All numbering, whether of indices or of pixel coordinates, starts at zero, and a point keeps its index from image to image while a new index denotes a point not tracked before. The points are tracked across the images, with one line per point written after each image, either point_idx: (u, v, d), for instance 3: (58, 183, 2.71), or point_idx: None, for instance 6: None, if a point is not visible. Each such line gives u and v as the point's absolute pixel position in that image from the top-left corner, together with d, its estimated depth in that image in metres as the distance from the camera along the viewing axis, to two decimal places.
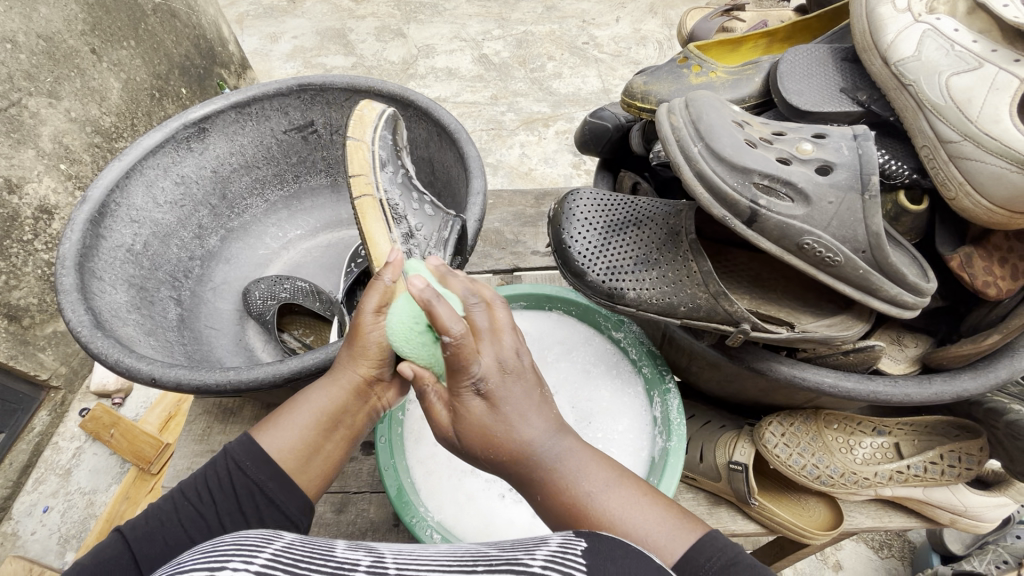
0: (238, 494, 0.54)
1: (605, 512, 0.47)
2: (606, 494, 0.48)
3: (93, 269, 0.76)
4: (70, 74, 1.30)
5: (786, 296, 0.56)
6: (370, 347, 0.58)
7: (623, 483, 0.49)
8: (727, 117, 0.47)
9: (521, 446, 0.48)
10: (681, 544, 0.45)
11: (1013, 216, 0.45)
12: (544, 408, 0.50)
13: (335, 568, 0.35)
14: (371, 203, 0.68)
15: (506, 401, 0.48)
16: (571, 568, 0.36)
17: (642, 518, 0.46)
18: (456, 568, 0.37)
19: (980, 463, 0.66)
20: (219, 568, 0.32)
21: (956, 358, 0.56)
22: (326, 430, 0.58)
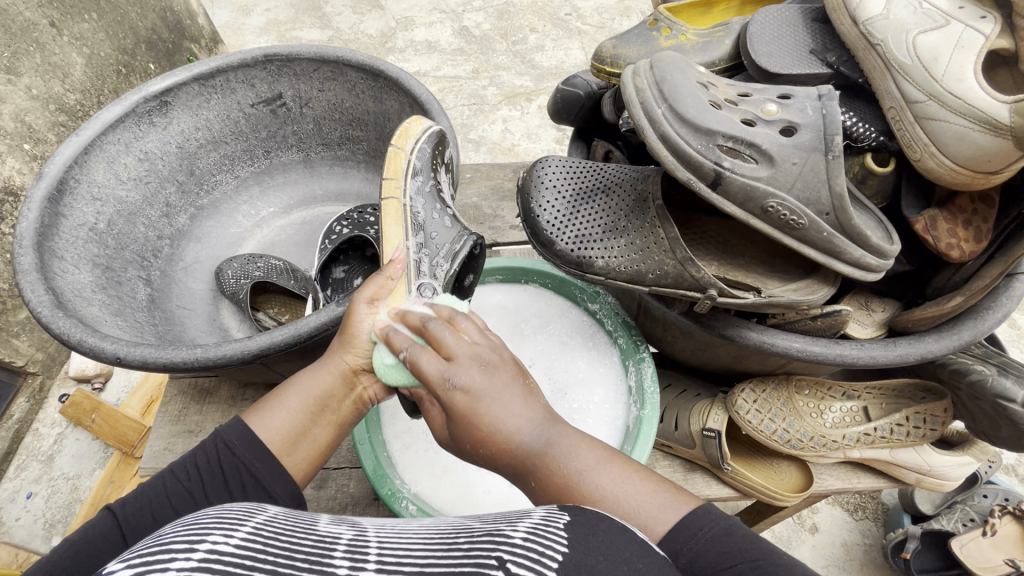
0: (226, 474, 0.53)
1: (597, 490, 0.45)
2: (599, 472, 0.46)
3: (53, 249, 0.73)
4: (28, 49, 1.25)
5: (752, 262, 0.57)
6: (358, 335, 0.59)
7: (614, 461, 0.47)
8: (692, 78, 0.46)
9: (506, 435, 0.47)
10: (671, 515, 0.44)
11: (976, 177, 0.45)
12: (527, 394, 0.49)
13: (316, 542, 0.35)
14: (396, 210, 0.67)
15: (485, 390, 0.48)
16: (553, 541, 0.35)
17: (634, 492, 0.45)
18: (437, 541, 0.37)
19: (943, 424, 0.68)
20: (197, 542, 0.32)
21: (920, 321, 0.57)
22: (315, 413, 0.58)
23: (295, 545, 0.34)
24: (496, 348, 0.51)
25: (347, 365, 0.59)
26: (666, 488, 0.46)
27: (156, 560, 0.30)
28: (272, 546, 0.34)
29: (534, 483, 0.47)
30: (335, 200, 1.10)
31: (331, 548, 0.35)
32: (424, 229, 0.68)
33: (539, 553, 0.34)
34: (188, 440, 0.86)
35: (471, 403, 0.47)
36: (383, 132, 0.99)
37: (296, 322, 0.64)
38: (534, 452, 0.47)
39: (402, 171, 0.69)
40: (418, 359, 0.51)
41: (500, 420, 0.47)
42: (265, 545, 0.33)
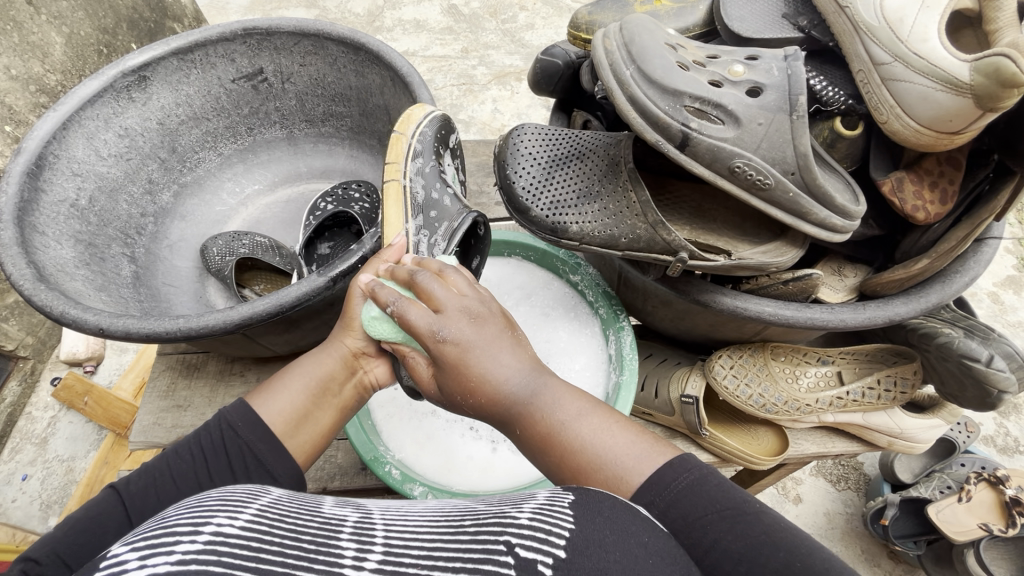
0: (229, 457, 0.51)
1: (579, 438, 0.47)
2: (581, 420, 0.47)
3: (34, 224, 0.73)
4: (5, 28, 1.23)
5: (724, 225, 0.58)
6: (357, 321, 0.60)
7: (596, 411, 0.48)
8: (661, 40, 0.47)
9: (494, 384, 0.48)
10: (651, 465, 0.45)
11: (939, 137, 0.46)
12: (517, 348, 0.50)
13: (321, 525, 0.35)
14: (397, 192, 0.68)
15: (475, 341, 0.48)
16: (558, 518, 0.36)
17: (613, 441, 0.46)
18: (442, 523, 0.38)
19: (913, 386, 0.70)
20: (202, 524, 0.31)
21: (888, 284, 0.59)
22: (317, 396, 0.57)
23: (302, 527, 0.34)
24: (486, 305, 0.51)
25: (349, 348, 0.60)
26: (645, 439, 0.47)
27: (160, 543, 0.30)
28: (278, 528, 0.33)
29: (519, 430, 0.49)
30: (320, 177, 1.09)
31: (337, 530, 0.35)
32: (423, 210, 0.70)
33: (546, 532, 0.35)
34: (177, 415, 0.87)
35: (462, 352, 0.47)
36: (367, 108, 0.99)
37: (278, 292, 0.65)
38: (519, 398, 0.48)
39: (403, 154, 0.70)
40: (407, 313, 0.49)
41: (489, 369, 0.48)
42: (271, 526, 0.33)
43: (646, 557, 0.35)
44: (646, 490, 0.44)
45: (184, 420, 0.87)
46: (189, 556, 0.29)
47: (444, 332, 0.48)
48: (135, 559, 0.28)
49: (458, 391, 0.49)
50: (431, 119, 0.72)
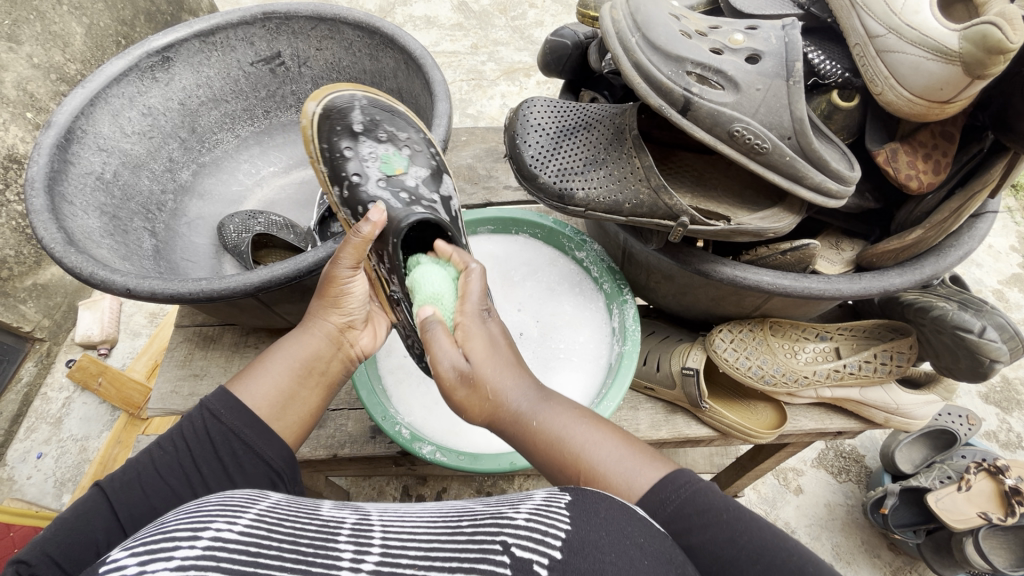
0: (215, 442, 0.52)
1: (576, 446, 0.50)
2: (577, 431, 0.51)
3: (63, 194, 0.77)
4: (28, 17, 1.27)
5: (725, 193, 0.60)
6: (343, 297, 0.61)
7: (593, 426, 0.51)
8: (665, 9, 0.50)
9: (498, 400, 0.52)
10: (648, 475, 0.48)
11: (931, 106, 0.49)
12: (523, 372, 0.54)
13: (320, 528, 0.37)
14: (315, 168, 0.71)
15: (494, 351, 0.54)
16: (554, 521, 0.38)
17: (610, 455, 0.49)
18: (440, 523, 0.40)
19: (908, 360, 0.72)
20: (202, 529, 0.34)
21: (885, 256, 0.61)
22: (302, 377, 0.59)
23: (300, 531, 0.36)
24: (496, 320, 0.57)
25: (332, 326, 0.62)
26: (640, 451, 0.50)
27: (160, 548, 0.32)
28: (277, 532, 0.36)
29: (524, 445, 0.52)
30: None
31: (335, 532, 0.37)
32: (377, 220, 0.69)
33: (542, 533, 0.37)
34: (193, 384, 0.90)
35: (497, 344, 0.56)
36: (380, 93, 1.02)
37: (295, 257, 0.67)
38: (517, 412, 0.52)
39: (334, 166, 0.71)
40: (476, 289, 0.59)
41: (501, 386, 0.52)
42: (271, 530, 0.36)
43: (641, 557, 0.37)
44: (650, 497, 0.47)
45: (200, 389, 0.90)
46: (189, 561, 0.31)
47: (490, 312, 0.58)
48: (135, 564, 0.30)
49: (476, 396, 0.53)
50: (337, 110, 0.72)
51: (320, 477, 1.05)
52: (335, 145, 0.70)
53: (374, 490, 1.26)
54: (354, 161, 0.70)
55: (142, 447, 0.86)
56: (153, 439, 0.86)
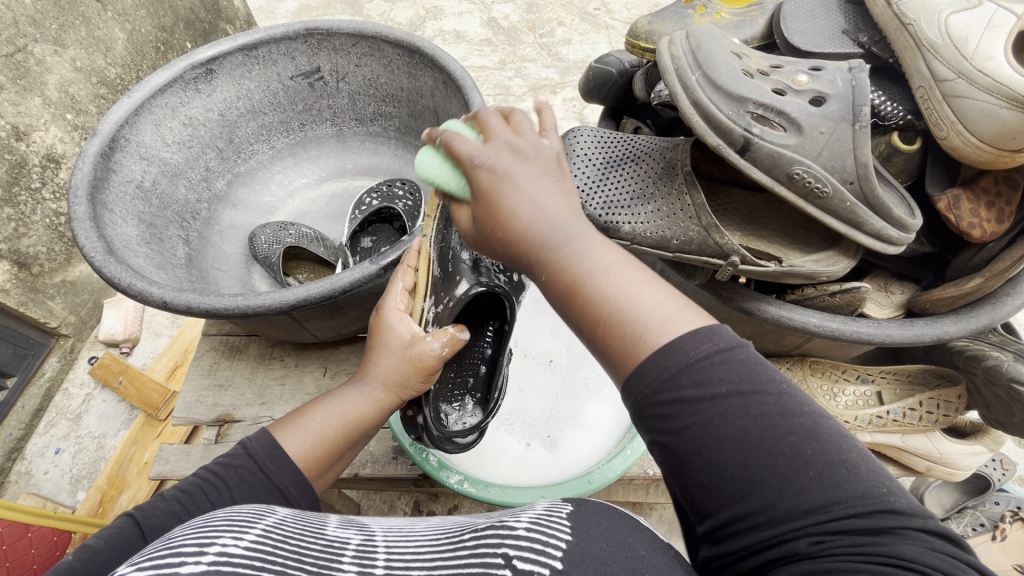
0: (258, 493, 0.50)
1: (604, 290, 0.40)
2: (611, 274, 0.41)
3: (104, 202, 0.78)
4: (75, 22, 1.26)
5: (776, 233, 0.60)
6: (411, 382, 0.59)
7: (631, 265, 0.41)
8: (727, 48, 0.52)
9: (525, 222, 0.43)
10: (677, 328, 0.37)
11: (1001, 155, 0.48)
12: (565, 189, 0.45)
13: (325, 545, 0.35)
14: (429, 195, 0.65)
15: (512, 171, 0.44)
16: (554, 530, 0.36)
17: (641, 298, 0.39)
18: (442, 541, 0.38)
19: (956, 410, 0.70)
20: (208, 543, 0.32)
21: (938, 302, 0.58)
22: (350, 436, 0.58)
23: (304, 549, 0.34)
24: (549, 150, 0.47)
25: (395, 399, 0.60)
26: (679, 301, 0.39)
27: (166, 563, 0.30)
28: (282, 549, 0.34)
29: (545, 277, 0.43)
30: (365, 174, 1.13)
31: (340, 552, 0.35)
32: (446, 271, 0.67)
33: (542, 544, 0.35)
34: (217, 394, 0.90)
35: (494, 181, 0.44)
36: (417, 110, 1.03)
37: (331, 277, 0.67)
38: (549, 240, 0.43)
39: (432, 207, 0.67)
40: (453, 139, 0.48)
41: (522, 203, 0.43)
42: (275, 547, 0.33)
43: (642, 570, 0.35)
44: (662, 354, 0.36)
45: (224, 400, 0.90)
46: None
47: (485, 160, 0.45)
48: None
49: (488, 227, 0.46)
50: None
51: (333, 492, 1.03)
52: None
53: (385, 504, 1.24)
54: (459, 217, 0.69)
55: (165, 455, 0.86)
56: (176, 448, 0.86)
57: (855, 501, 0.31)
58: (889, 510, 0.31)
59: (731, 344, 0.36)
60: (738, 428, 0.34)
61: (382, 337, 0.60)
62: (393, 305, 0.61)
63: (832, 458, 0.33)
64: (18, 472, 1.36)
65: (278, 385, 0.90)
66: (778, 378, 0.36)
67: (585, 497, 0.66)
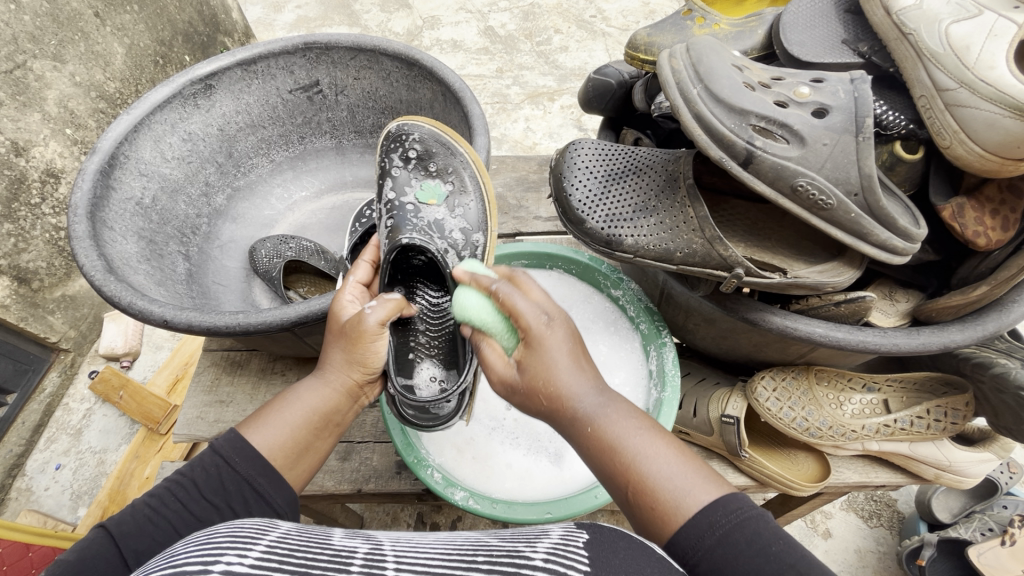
0: (227, 487, 0.49)
1: (638, 460, 0.44)
2: (641, 443, 0.44)
3: (104, 220, 0.77)
4: (74, 38, 1.26)
5: (779, 244, 0.61)
6: (363, 355, 0.57)
7: (656, 433, 0.45)
8: (728, 61, 0.52)
9: (560, 393, 0.47)
10: (702, 498, 0.41)
11: (1004, 163, 0.49)
12: (590, 370, 0.49)
13: (332, 557, 0.35)
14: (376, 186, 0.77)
15: (548, 343, 0.49)
16: (572, 561, 0.35)
17: (668, 467, 0.43)
18: (455, 557, 0.37)
19: (964, 417, 0.68)
20: (213, 562, 0.31)
21: (945, 310, 0.58)
22: (317, 428, 0.56)
23: (312, 561, 0.34)
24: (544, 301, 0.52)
25: (351, 379, 0.58)
26: (704, 468, 0.43)
27: None
28: (288, 563, 0.33)
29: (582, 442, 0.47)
30: (365, 186, 1.13)
31: (347, 562, 0.34)
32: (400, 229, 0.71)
33: (560, 575, 0.34)
34: (219, 410, 0.90)
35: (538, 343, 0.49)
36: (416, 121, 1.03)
37: (327, 292, 0.68)
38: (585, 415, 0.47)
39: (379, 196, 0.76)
40: (512, 297, 0.51)
41: (556, 374, 0.47)
42: (281, 562, 0.33)
43: None
44: (708, 511, 0.40)
45: (226, 416, 0.89)
46: None
47: (550, 316, 0.50)
48: None
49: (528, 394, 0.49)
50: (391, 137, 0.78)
51: (336, 506, 1.02)
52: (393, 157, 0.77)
53: (388, 517, 1.22)
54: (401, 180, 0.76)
55: (166, 473, 0.85)
56: (178, 466, 0.85)
57: None
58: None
59: (755, 511, 0.40)
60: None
61: (331, 323, 0.59)
62: (348, 296, 0.62)
63: None
64: (19, 488, 1.35)
65: None
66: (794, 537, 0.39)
67: (591, 512, 0.65)
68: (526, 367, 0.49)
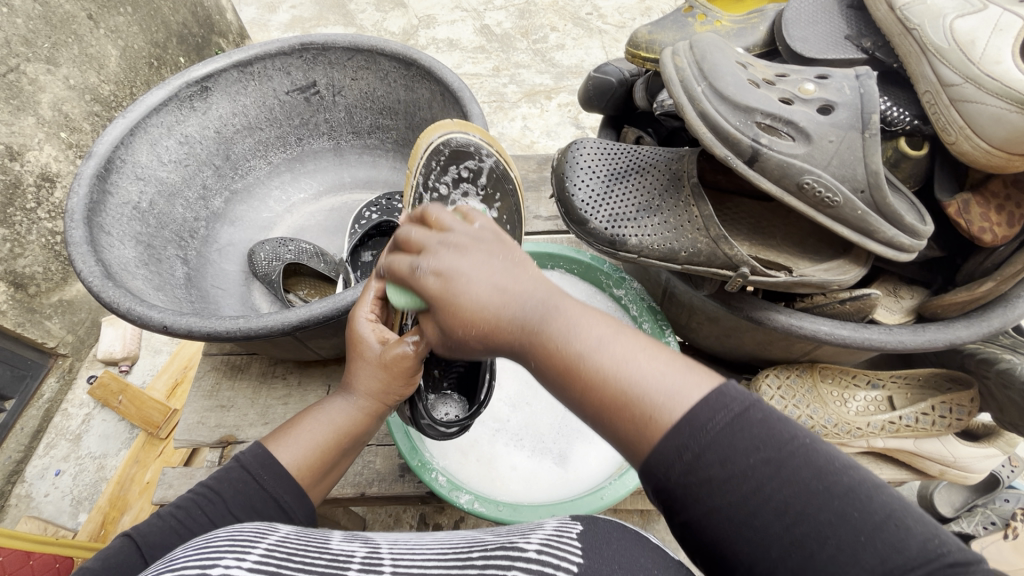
0: (253, 502, 0.49)
1: (603, 368, 0.36)
2: (603, 347, 0.37)
3: (101, 224, 0.77)
4: (68, 40, 1.25)
5: (783, 241, 0.61)
6: (399, 386, 0.53)
7: (622, 333, 0.38)
8: (731, 58, 0.52)
9: (490, 315, 0.39)
10: (690, 397, 0.35)
11: (1010, 158, 0.48)
12: (531, 271, 0.40)
13: (330, 561, 0.34)
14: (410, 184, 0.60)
15: (459, 269, 0.40)
16: (566, 551, 0.34)
17: (640, 368, 0.36)
18: (450, 557, 0.36)
19: (969, 413, 0.69)
20: (210, 566, 0.30)
21: (950, 307, 0.57)
22: (343, 446, 0.55)
23: (310, 566, 0.33)
24: (488, 232, 0.42)
25: (380, 405, 0.55)
26: (677, 357, 0.37)
27: None
28: (286, 567, 0.32)
29: (533, 361, 0.39)
30: (363, 187, 1.12)
31: (345, 567, 0.34)
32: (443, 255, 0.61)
33: (554, 567, 0.33)
34: (220, 415, 0.89)
35: (442, 286, 0.39)
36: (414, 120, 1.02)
37: (334, 296, 0.67)
38: (526, 324, 0.39)
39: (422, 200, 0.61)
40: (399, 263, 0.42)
41: (479, 301, 0.39)
42: (280, 565, 0.32)
43: None
44: (686, 426, 0.34)
45: (227, 420, 0.89)
46: None
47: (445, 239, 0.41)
48: None
49: (447, 330, 0.41)
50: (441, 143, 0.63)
51: (338, 509, 1.01)
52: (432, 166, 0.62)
53: (391, 519, 1.22)
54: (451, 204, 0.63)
55: (168, 479, 0.85)
56: (179, 472, 0.85)
57: (914, 563, 0.30)
58: (944, 568, 0.30)
59: (748, 403, 0.34)
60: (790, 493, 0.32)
61: (357, 350, 0.52)
62: (365, 308, 0.53)
63: (880, 518, 0.31)
64: (19, 495, 1.34)
65: (281, 405, 0.89)
66: (799, 432, 0.34)
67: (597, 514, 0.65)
68: (444, 326, 0.40)
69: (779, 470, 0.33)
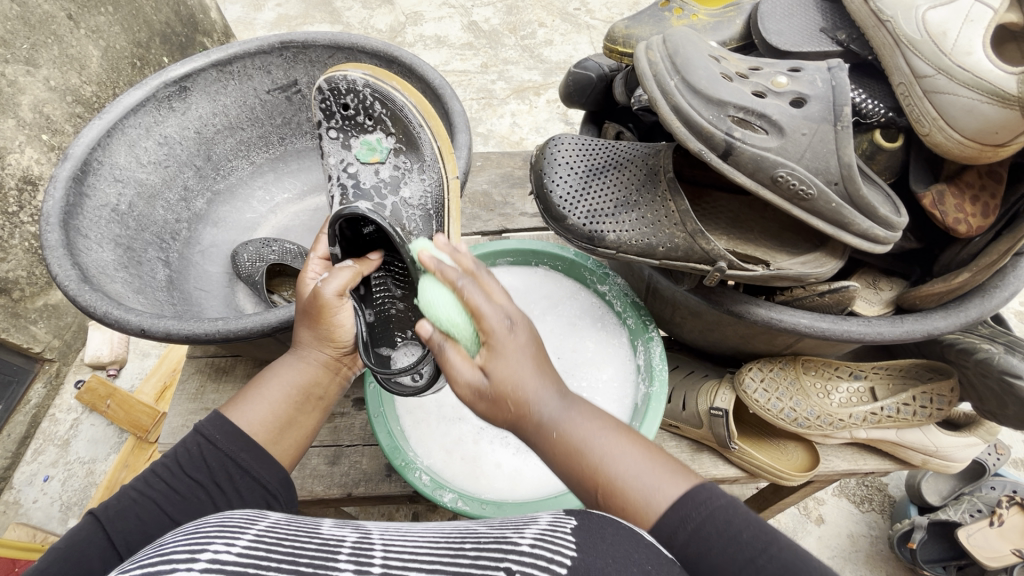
0: (212, 467, 0.49)
1: (605, 465, 0.43)
2: (606, 448, 0.43)
3: (78, 227, 0.76)
4: (47, 41, 1.24)
5: (761, 236, 0.61)
6: (336, 328, 0.55)
7: (624, 437, 0.44)
8: (704, 52, 0.51)
9: (522, 395, 0.43)
10: (671, 492, 0.42)
11: (984, 149, 0.49)
12: (553, 375, 0.45)
13: (319, 547, 0.34)
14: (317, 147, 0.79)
15: (517, 371, 0.43)
16: (560, 547, 0.34)
17: (633, 465, 0.42)
18: (443, 544, 0.36)
19: (949, 403, 0.69)
20: (198, 551, 0.31)
21: (928, 298, 0.58)
22: (300, 403, 0.55)
23: (299, 549, 0.33)
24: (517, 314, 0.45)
25: (326, 353, 0.56)
26: (671, 463, 0.43)
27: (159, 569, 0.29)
28: (276, 552, 0.33)
29: (541, 449, 0.44)
30: None
31: (335, 551, 0.34)
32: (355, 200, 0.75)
33: (546, 561, 0.33)
34: (205, 417, 0.88)
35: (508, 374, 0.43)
36: None
37: None
38: (545, 422, 0.43)
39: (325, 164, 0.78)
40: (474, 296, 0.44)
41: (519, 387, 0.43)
42: (269, 551, 0.33)
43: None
44: (673, 512, 0.41)
45: None
46: None
47: (513, 320, 0.44)
48: None
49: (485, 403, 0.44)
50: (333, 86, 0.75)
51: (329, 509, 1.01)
52: (321, 111, 0.77)
53: (383, 517, 1.22)
54: (337, 145, 0.78)
55: None
56: None
57: None
58: None
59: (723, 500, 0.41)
60: (759, 567, 0.38)
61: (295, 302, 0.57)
62: (310, 273, 0.61)
63: None
64: (7, 501, 1.32)
65: None
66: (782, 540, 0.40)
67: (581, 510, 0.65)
68: (491, 371, 0.43)
69: (762, 556, 0.39)
